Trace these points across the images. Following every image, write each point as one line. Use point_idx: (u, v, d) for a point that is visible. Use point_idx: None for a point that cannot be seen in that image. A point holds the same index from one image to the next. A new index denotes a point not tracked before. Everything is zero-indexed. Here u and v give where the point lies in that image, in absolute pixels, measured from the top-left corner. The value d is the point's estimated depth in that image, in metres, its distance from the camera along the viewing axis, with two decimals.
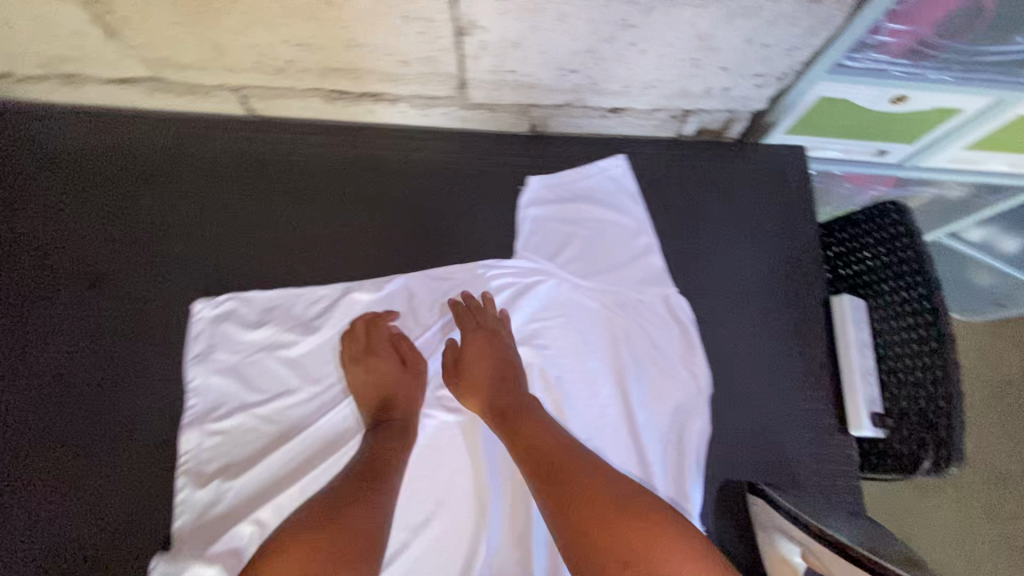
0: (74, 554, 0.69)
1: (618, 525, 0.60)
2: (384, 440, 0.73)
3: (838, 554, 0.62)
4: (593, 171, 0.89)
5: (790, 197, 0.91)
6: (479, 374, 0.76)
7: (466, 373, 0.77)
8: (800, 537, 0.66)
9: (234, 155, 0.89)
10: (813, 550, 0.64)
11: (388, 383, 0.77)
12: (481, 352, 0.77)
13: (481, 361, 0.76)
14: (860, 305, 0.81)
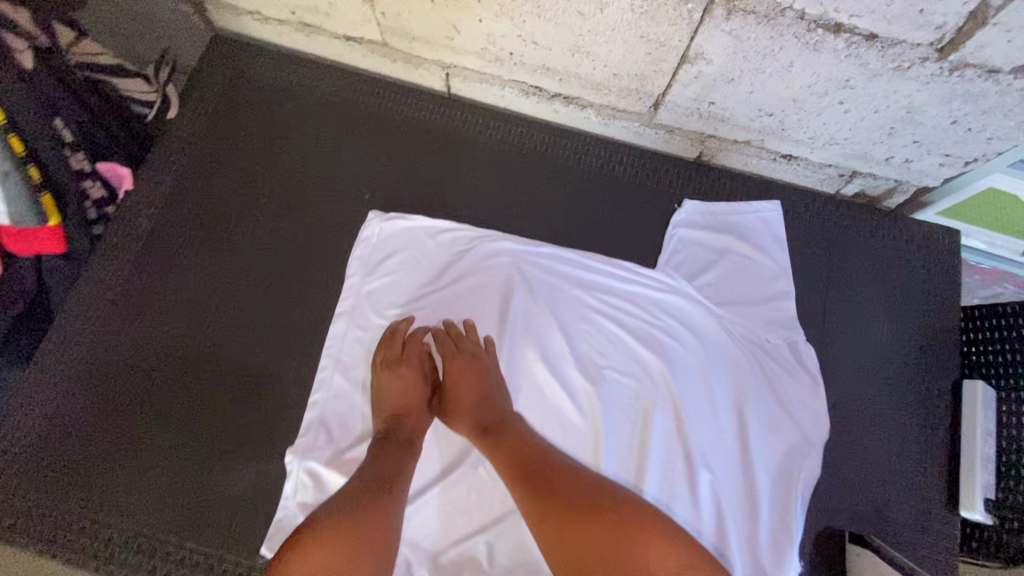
0: (233, 440, 0.82)
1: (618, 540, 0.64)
2: (386, 455, 0.72)
3: None
4: (748, 208, 0.93)
5: (931, 275, 0.93)
6: (459, 399, 0.78)
7: (451, 396, 0.78)
8: None
9: (423, 125, 0.97)
10: None
11: (404, 399, 0.78)
12: (466, 378, 0.78)
13: (464, 385, 0.78)
14: (991, 393, 0.83)
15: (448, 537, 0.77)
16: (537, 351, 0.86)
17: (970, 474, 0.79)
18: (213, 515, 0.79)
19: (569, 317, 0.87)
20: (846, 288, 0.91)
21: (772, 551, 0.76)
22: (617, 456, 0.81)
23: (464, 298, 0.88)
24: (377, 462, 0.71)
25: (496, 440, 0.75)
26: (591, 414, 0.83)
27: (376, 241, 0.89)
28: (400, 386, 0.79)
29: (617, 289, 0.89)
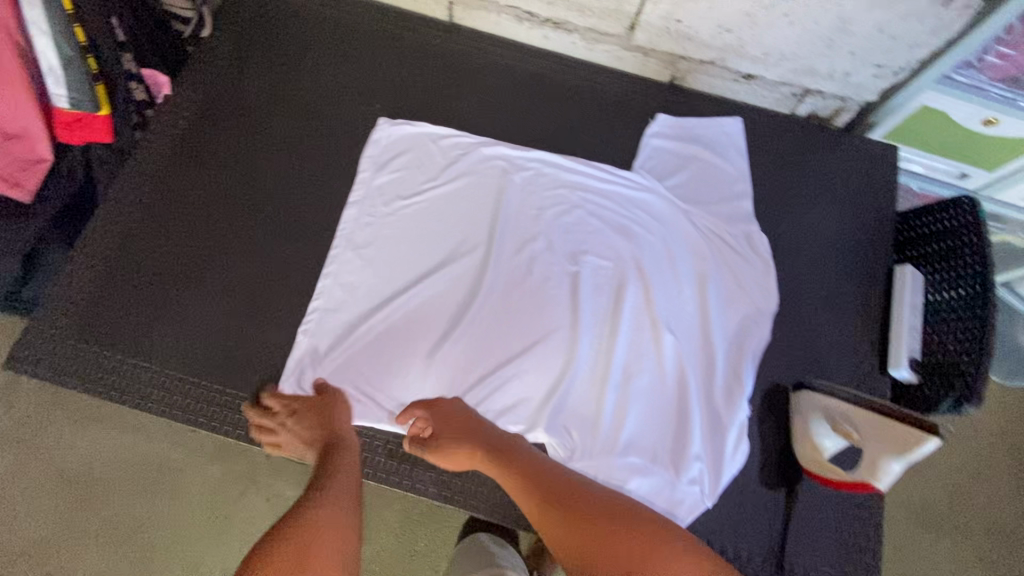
0: (255, 306, 0.92)
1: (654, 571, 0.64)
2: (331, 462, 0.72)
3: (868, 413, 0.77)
4: (713, 123, 1.06)
5: (873, 182, 1.06)
6: (445, 441, 0.76)
7: (433, 441, 0.77)
8: (833, 415, 0.80)
9: (428, 46, 1.09)
10: (844, 422, 0.78)
11: (326, 422, 0.79)
12: (457, 422, 0.77)
13: (444, 426, 0.77)
14: (918, 276, 0.96)
15: (445, 386, 0.88)
16: (527, 236, 0.98)
17: (898, 340, 0.92)
18: (241, 365, 0.90)
19: (552, 211, 0.99)
20: (799, 191, 1.04)
21: (724, 398, 0.89)
22: (594, 324, 0.94)
23: (460, 192, 0.99)
24: (324, 478, 0.69)
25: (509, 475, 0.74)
26: (573, 288, 0.95)
27: (387, 142, 1.01)
28: (301, 428, 0.79)
29: (599, 188, 1.01)
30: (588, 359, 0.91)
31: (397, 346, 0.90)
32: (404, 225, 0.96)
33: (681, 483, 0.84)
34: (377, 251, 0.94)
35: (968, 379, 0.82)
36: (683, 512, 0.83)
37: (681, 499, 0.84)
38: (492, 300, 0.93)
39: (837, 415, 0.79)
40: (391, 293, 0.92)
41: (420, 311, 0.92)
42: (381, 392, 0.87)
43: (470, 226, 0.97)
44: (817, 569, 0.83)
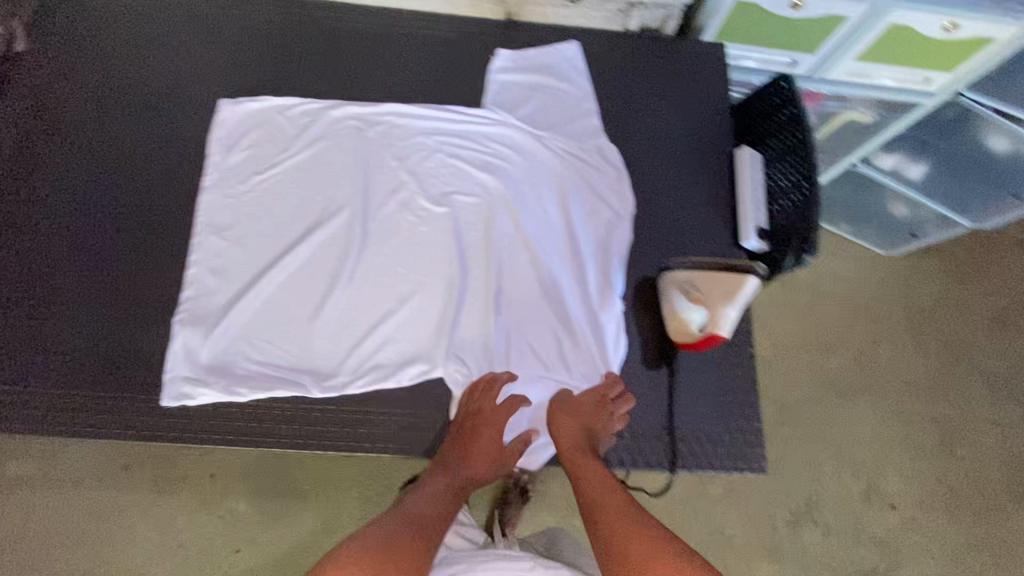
0: (123, 308, 0.91)
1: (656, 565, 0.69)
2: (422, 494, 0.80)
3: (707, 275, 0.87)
4: (552, 50, 1.11)
5: (707, 79, 1.13)
6: (565, 435, 0.86)
7: (558, 429, 0.86)
8: (683, 286, 0.87)
9: (260, 22, 1.09)
10: (693, 289, 0.87)
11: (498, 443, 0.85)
12: (572, 415, 0.87)
13: (571, 428, 0.86)
14: (755, 156, 1.05)
15: (332, 343, 0.89)
16: (390, 188, 0.99)
17: (745, 215, 1.00)
18: (120, 370, 0.88)
19: (409, 158, 1.01)
20: (640, 100, 1.10)
21: (599, 300, 0.95)
22: (468, 256, 0.97)
23: (314, 157, 1.00)
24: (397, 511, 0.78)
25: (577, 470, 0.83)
26: (444, 228, 0.97)
27: (233, 123, 1.01)
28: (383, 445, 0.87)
29: (453, 130, 1.03)
30: (468, 290, 0.95)
31: (278, 316, 0.90)
32: (265, 200, 0.96)
33: (571, 384, 0.91)
34: (241, 230, 0.94)
35: (805, 233, 0.91)
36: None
37: (573, 398, 0.91)
38: (363, 253, 0.94)
39: (688, 285, 0.87)
40: (261, 267, 0.92)
41: (293, 280, 0.92)
42: (269, 362, 0.88)
43: (329, 188, 0.98)
44: (706, 432, 0.90)
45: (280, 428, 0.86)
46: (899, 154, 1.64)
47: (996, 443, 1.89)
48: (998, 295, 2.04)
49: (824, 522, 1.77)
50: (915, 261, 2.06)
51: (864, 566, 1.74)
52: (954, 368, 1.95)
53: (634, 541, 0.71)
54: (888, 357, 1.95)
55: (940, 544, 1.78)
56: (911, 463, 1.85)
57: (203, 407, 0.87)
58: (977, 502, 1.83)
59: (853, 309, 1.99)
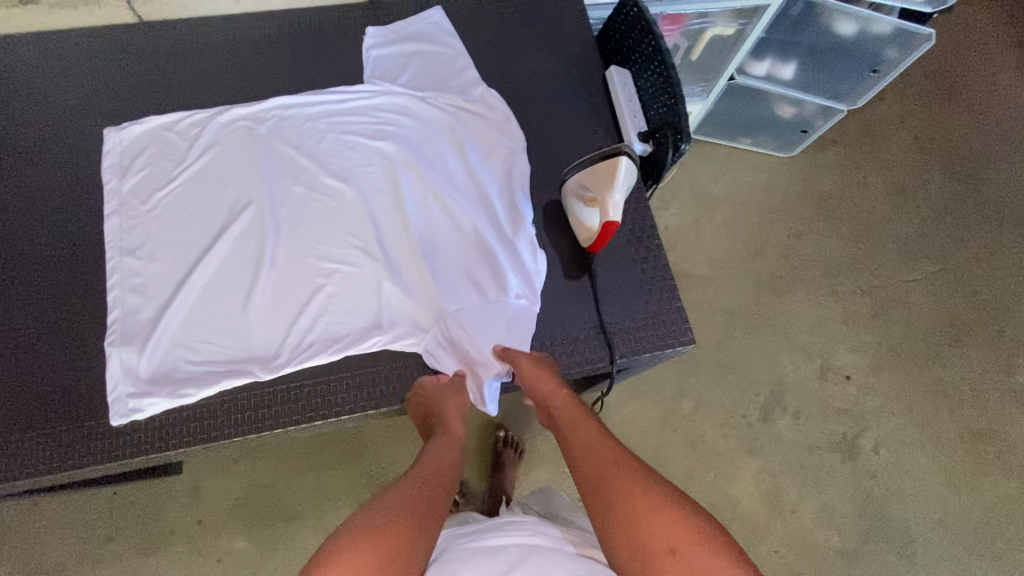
0: (51, 346, 0.91)
1: (646, 510, 0.78)
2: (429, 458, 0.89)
3: (589, 171, 0.93)
4: (417, 19, 1.17)
5: (568, 15, 1.22)
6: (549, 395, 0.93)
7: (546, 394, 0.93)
8: (577, 192, 0.96)
9: (128, 50, 1.10)
10: (584, 191, 0.94)
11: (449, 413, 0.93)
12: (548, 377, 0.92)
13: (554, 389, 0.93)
14: (624, 72, 1.14)
15: (268, 330, 0.92)
16: (293, 175, 1.02)
17: (626, 125, 1.09)
18: (58, 405, 0.88)
19: (303, 145, 1.04)
20: (511, 47, 1.18)
21: (515, 229, 1.00)
22: (382, 220, 1.00)
23: (211, 163, 1.02)
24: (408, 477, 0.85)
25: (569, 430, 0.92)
26: (354, 199, 1.01)
27: (122, 148, 1.02)
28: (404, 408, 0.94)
29: (342, 109, 1.08)
30: (389, 250, 0.98)
31: (210, 315, 0.92)
32: (171, 213, 0.98)
33: (507, 308, 0.96)
34: (154, 246, 0.96)
35: (677, 123, 1.00)
36: (515, 326, 0.96)
37: (512, 321, 0.96)
38: (279, 239, 0.97)
39: (580, 190, 0.95)
40: (182, 274, 0.94)
41: (217, 280, 0.94)
42: (210, 359, 0.90)
43: (232, 187, 1.01)
44: (635, 321, 0.98)
45: (236, 417, 0.89)
46: (769, 59, 1.81)
47: (920, 298, 2.06)
48: (892, 169, 2.23)
49: (791, 407, 1.89)
50: (813, 156, 2.22)
51: (836, 436, 1.87)
52: (869, 241, 2.13)
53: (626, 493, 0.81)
54: (811, 246, 2.10)
55: (896, 399, 1.93)
56: (854, 334, 2.00)
57: (153, 418, 0.88)
58: (918, 354, 1.99)
59: (770, 212, 2.13)
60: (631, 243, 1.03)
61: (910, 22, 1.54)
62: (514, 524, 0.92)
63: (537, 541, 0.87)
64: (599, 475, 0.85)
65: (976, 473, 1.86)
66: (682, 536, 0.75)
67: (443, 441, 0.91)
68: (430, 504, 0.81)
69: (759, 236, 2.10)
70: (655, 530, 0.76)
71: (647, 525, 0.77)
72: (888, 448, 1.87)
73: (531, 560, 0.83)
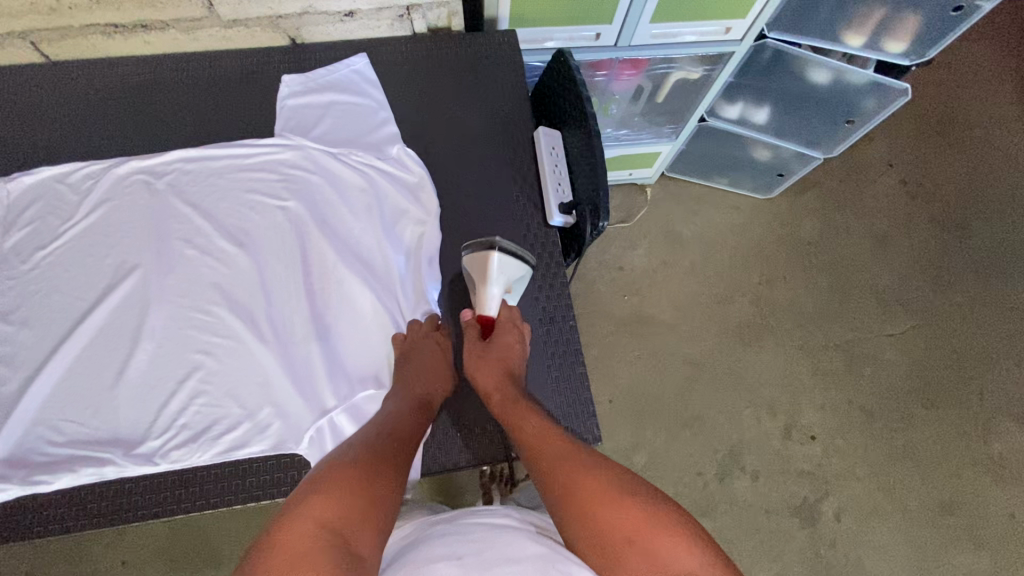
0: None
1: (604, 501, 0.73)
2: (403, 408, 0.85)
3: (478, 260, 0.90)
4: (339, 67, 1.10)
5: (502, 67, 1.15)
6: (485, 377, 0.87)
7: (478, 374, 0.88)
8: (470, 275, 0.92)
9: (30, 92, 1.06)
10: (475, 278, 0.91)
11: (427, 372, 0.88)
12: (504, 351, 0.88)
13: (490, 366, 0.88)
14: (553, 133, 1.06)
15: (140, 413, 0.86)
16: (183, 236, 0.94)
17: (548, 193, 1.02)
18: None
19: (196, 204, 0.96)
20: (438, 101, 1.11)
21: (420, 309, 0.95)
22: (277, 294, 0.93)
23: (96, 222, 0.94)
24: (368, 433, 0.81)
25: (510, 419, 0.84)
26: (248, 267, 0.93)
27: (9, 202, 0.95)
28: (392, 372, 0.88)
29: (244, 164, 0.99)
30: (279, 328, 0.91)
31: (78, 392, 0.86)
32: (50, 275, 0.92)
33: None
34: (28, 312, 0.90)
35: (596, 199, 0.93)
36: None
37: None
38: (161, 312, 0.90)
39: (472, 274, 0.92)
40: (53, 346, 0.88)
41: (90, 354, 0.88)
42: (73, 441, 0.84)
43: (114, 250, 0.93)
44: None
45: (94, 506, 0.83)
46: (741, 102, 1.72)
47: (896, 355, 1.97)
48: (875, 215, 2.13)
49: (750, 466, 1.81)
50: (793, 199, 2.13)
51: (796, 500, 1.79)
52: (845, 292, 2.03)
53: (581, 484, 0.75)
54: (784, 294, 2.01)
55: (862, 462, 1.84)
56: (822, 390, 1.91)
57: (4, 504, 0.82)
58: (890, 414, 1.90)
59: (743, 257, 2.05)
60: (542, 324, 0.96)
61: (885, 77, 1.45)
62: (484, 509, 0.79)
63: (507, 525, 0.74)
64: (553, 470, 0.78)
65: (943, 546, 1.76)
66: (640, 525, 0.71)
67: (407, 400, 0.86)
68: (395, 462, 0.78)
69: (729, 282, 2.01)
70: (613, 524, 0.71)
71: (610, 519, 0.72)
72: (851, 515, 1.78)
73: (500, 543, 0.70)
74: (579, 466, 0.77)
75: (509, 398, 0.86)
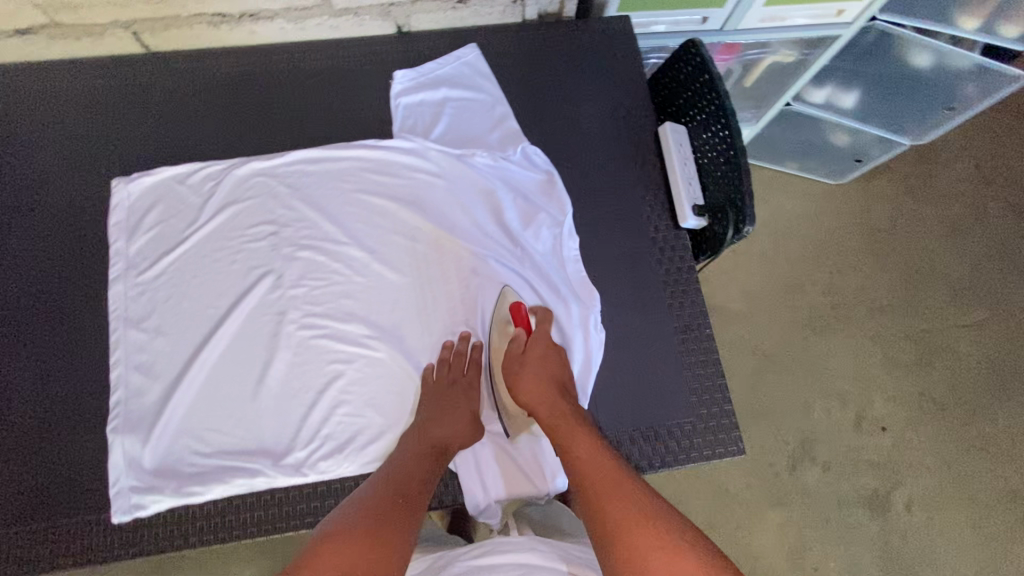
0: (48, 425, 0.85)
1: (638, 522, 0.66)
2: (417, 462, 0.79)
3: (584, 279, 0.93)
4: (451, 59, 1.05)
5: (618, 55, 1.09)
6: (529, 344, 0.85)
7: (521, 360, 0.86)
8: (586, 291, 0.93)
9: (134, 85, 1.00)
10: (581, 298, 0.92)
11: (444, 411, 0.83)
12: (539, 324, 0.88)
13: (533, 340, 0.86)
14: (679, 129, 1.01)
15: (283, 423, 0.85)
16: (314, 241, 0.93)
17: (679, 194, 0.98)
18: (54, 492, 0.82)
19: (324, 210, 0.94)
20: (553, 93, 1.06)
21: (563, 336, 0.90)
22: (411, 299, 0.91)
23: (223, 224, 0.92)
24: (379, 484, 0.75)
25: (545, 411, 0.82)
26: (383, 276, 0.92)
27: (131, 203, 0.93)
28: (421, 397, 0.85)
29: (370, 168, 0.97)
30: (415, 332, 0.90)
31: (219, 403, 0.85)
32: (179, 282, 0.90)
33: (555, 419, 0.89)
34: (160, 318, 0.88)
35: (740, 203, 0.88)
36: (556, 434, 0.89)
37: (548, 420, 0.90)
38: (298, 318, 0.89)
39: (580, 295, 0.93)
40: (188, 354, 0.87)
41: (226, 362, 0.87)
42: (218, 452, 0.83)
43: (244, 254, 0.91)
44: (677, 427, 0.89)
45: (242, 518, 0.83)
46: (831, 87, 1.65)
47: (969, 346, 1.93)
48: (949, 201, 2.06)
49: (821, 457, 1.81)
50: (865, 184, 2.06)
51: (866, 491, 1.79)
52: (918, 282, 1.98)
53: (615, 498, 0.69)
54: (855, 284, 1.97)
55: (933, 454, 1.83)
56: (893, 382, 1.89)
57: (156, 514, 0.82)
58: (963, 406, 1.87)
59: (813, 245, 2.00)
60: (676, 332, 0.93)
61: (997, 61, 1.37)
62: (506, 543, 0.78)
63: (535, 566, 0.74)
64: (581, 467, 0.74)
65: (1014, 538, 1.76)
66: (670, 541, 0.64)
67: (422, 454, 0.80)
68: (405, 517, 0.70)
69: (799, 271, 1.97)
70: (641, 539, 0.65)
71: (642, 538, 0.65)
72: (922, 506, 1.78)
73: None
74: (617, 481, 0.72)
75: (548, 382, 0.84)
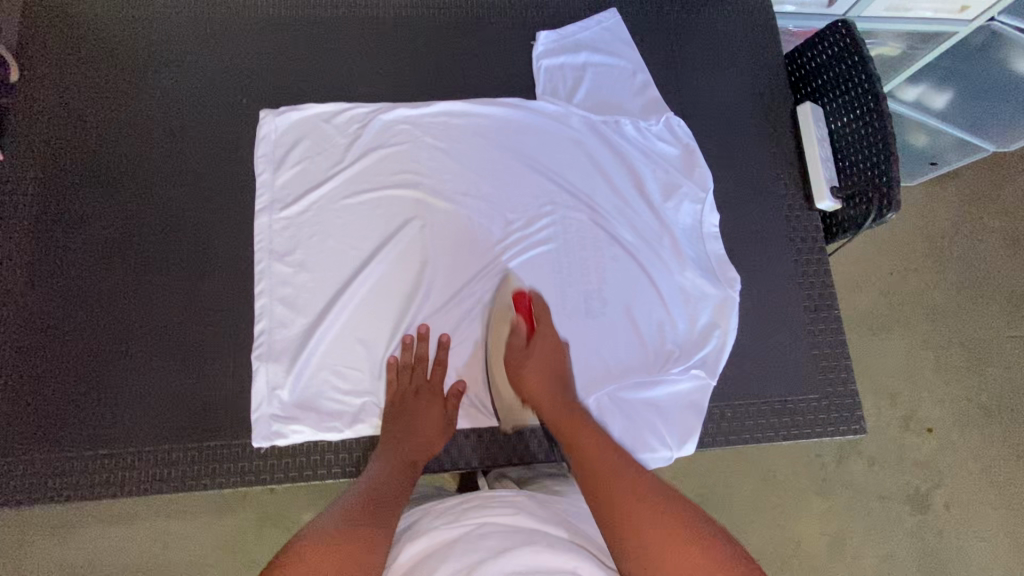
0: (194, 347, 0.86)
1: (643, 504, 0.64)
2: (384, 475, 0.74)
3: (726, 260, 0.95)
4: (592, 23, 1.04)
5: (758, 32, 1.09)
6: (541, 350, 0.84)
7: (529, 359, 0.84)
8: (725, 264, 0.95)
9: (281, 23, 1.00)
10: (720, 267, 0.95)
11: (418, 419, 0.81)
12: (546, 336, 0.85)
13: (543, 354, 0.84)
14: (818, 111, 1.01)
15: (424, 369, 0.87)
16: (455, 192, 0.93)
17: (817, 174, 0.98)
18: (198, 415, 0.84)
19: (466, 165, 0.95)
20: (692, 62, 1.06)
21: (691, 317, 0.92)
22: (546, 264, 0.92)
23: (368, 168, 0.93)
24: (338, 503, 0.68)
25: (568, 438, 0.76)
26: (522, 233, 0.93)
27: (277, 137, 0.93)
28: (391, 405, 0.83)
29: (510, 126, 0.97)
30: (551, 289, 0.91)
31: (362, 342, 0.86)
32: (323, 219, 0.90)
33: (635, 368, 0.89)
34: (306, 254, 0.89)
35: (886, 189, 0.88)
36: (596, 393, 0.86)
37: (682, 400, 0.87)
38: (438, 269, 0.90)
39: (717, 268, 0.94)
40: (333, 292, 0.88)
41: (370, 303, 0.88)
42: (360, 390, 0.85)
43: (387, 201, 0.92)
44: (805, 403, 0.91)
45: None
46: (925, 84, 1.51)
47: None
48: None
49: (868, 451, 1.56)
50: None
51: (909, 487, 1.55)
52: (978, 281, 1.74)
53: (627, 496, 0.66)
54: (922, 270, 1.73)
55: (992, 469, 1.58)
56: (942, 385, 1.64)
57: (294, 444, 0.84)
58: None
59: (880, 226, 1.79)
60: (808, 310, 0.95)
61: None
62: (494, 502, 0.68)
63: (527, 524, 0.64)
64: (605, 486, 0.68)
65: None
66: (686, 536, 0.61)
67: (389, 466, 0.76)
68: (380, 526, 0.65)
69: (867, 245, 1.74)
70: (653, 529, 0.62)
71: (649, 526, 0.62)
72: (965, 510, 1.54)
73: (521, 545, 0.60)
74: (631, 480, 0.68)
75: (570, 418, 0.79)
